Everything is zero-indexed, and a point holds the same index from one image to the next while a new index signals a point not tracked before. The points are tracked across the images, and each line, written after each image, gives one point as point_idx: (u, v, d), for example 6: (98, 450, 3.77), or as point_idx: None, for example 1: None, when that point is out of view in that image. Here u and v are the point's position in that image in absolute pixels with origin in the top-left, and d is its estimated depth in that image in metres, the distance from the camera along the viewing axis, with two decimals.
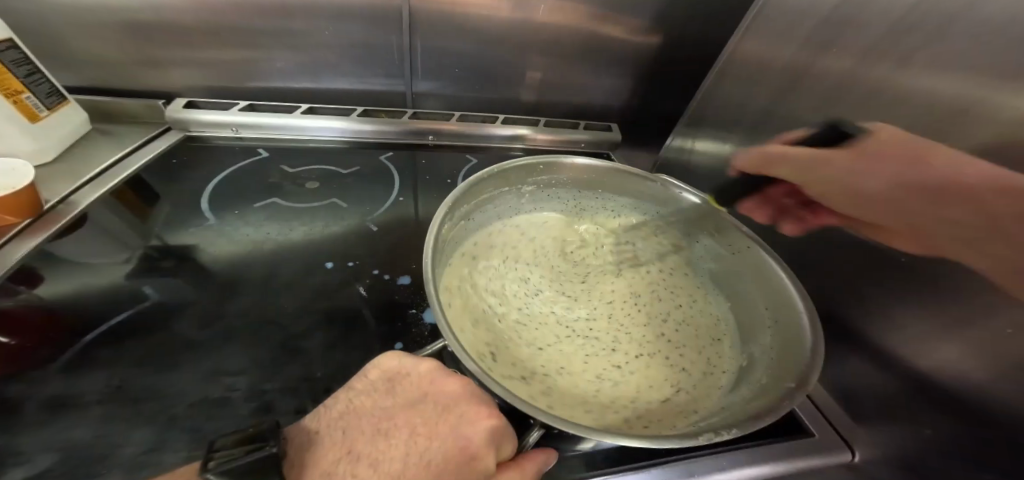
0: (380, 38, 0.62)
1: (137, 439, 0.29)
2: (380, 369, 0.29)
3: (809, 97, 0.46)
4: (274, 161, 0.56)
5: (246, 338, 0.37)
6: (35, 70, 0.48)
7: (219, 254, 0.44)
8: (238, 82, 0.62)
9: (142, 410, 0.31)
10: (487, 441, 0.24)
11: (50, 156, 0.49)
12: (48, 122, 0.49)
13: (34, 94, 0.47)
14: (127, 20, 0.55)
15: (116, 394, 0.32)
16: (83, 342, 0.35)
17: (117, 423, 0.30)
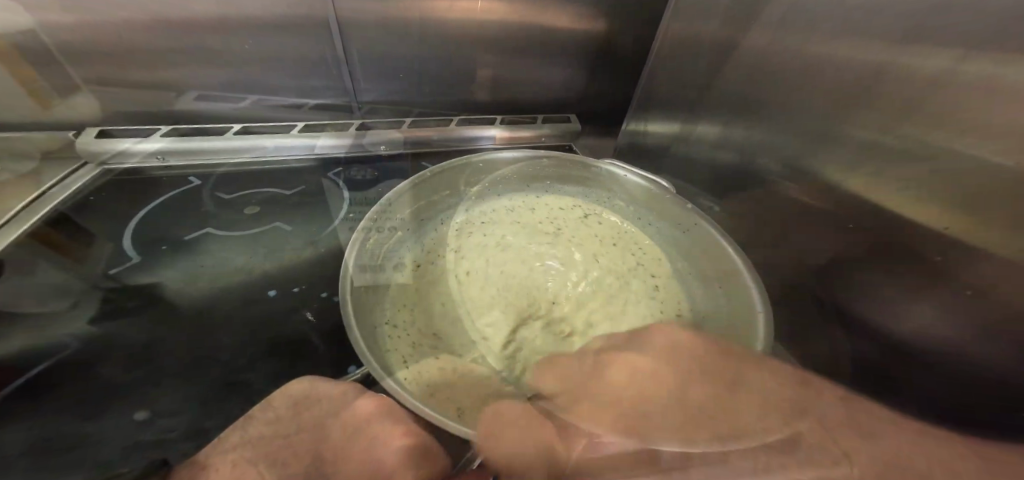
0: (313, 50, 0.60)
1: None
2: (289, 395, 0.32)
3: (740, 73, 0.47)
4: (211, 187, 0.53)
5: (181, 377, 0.34)
6: None
7: (147, 292, 0.41)
8: (165, 107, 0.59)
9: (61, 467, 0.28)
10: (399, 462, 0.24)
11: None
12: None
13: None
14: (28, 54, 0.51)
15: (29, 455, 0.29)
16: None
17: None
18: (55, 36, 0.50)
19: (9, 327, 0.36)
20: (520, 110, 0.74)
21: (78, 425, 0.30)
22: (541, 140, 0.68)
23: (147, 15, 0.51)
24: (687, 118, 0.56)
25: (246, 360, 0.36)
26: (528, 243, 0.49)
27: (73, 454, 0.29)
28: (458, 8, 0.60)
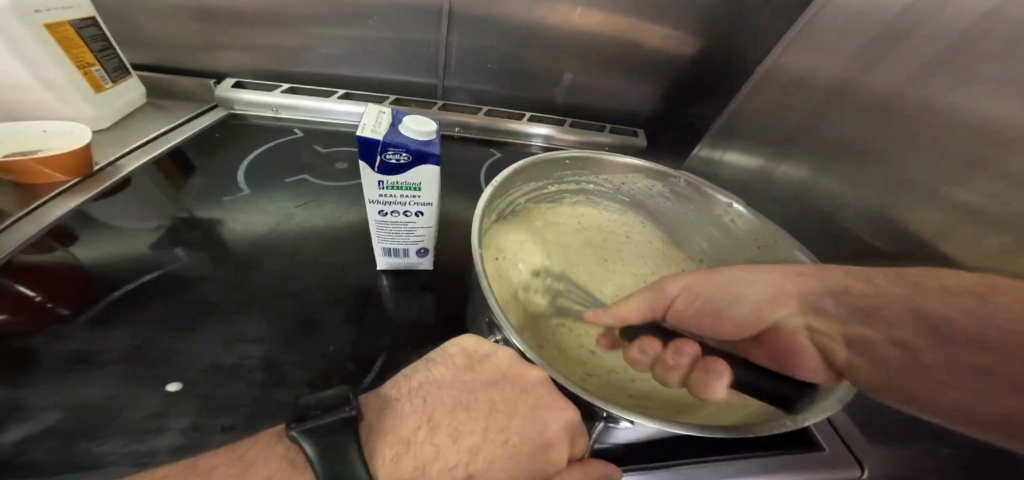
0: (418, 33, 0.64)
1: (144, 402, 0.29)
2: (462, 348, 0.28)
3: (847, 110, 0.45)
4: (309, 141, 0.58)
5: (265, 308, 0.37)
6: (109, 46, 0.51)
7: (247, 224, 0.45)
8: (282, 67, 0.66)
9: (158, 371, 0.31)
10: (565, 433, 0.23)
11: (107, 123, 0.52)
12: (109, 93, 0.52)
13: (103, 67, 0.50)
14: (189, 6, 0.59)
15: (135, 353, 0.32)
16: (107, 302, 0.35)
17: (129, 384, 0.30)
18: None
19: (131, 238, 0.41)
20: (594, 116, 0.74)
21: (174, 334, 0.34)
22: (606, 148, 0.68)
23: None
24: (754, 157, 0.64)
25: (321, 301, 0.38)
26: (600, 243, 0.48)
27: (166, 365, 0.31)
28: (557, 9, 0.62)
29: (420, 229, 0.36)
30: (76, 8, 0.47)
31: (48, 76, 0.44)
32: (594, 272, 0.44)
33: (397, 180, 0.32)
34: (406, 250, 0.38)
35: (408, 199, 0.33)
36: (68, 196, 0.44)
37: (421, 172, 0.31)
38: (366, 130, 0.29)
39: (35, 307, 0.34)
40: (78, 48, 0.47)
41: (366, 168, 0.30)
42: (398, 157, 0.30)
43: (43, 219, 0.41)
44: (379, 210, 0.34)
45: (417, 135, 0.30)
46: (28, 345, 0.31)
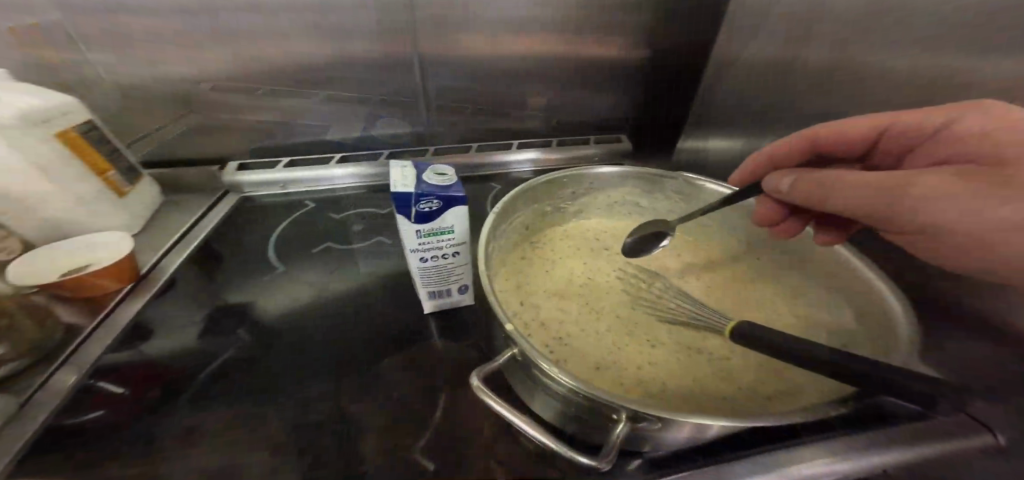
0: (398, 88, 0.72)
1: (247, 473, 0.31)
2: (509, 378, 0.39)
3: None
4: (323, 210, 0.64)
5: (325, 367, 0.40)
6: (115, 148, 0.54)
7: (290, 293, 0.49)
8: (282, 140, 0.72)
9: (249, 440, 0.33)
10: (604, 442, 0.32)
11: (136, 226, 0.55)
12: (130, 195, 0.55)
13: (118, 171, 0.53)
14: (187, 97, 0.65)
15: (226, 427, 0.34)
16: (189, 387, 0.37)
17: (229, 454, 0.32)
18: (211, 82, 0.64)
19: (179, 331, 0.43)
20: (568, 132, 0.83)
21: (253, 405, 0.36)
22: (595, 157, 0.78)
23: (278, 63, 0.65)
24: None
25: (372, 354, 0.41)
26: (600, 255, 0.50)
27: (254, 432, 0.34)
28: (519, 41, 0.70)
29: (457, 267, 0.40)
30: (73, 114, 0.48)
31: (78, 192, 0.48)
32: (602, 280, 0.46)
33: (431, 227, 0.35)
34: (448, 290, 0.43)
35: (442, 242, 0.37)
36: (129, 301, 0.46)
37: (451, 214, 0.35)
38: (398, 187, 0.33)
39: (119, 405, 0.35)
40: (94, 158, 0.49)
41: (404, 222, 0.34)
42: (431, 205, 0.34)
43: (116, 326, 0.43)
44: (419, 257, 0.38)
45: (438, 183, 0.35)
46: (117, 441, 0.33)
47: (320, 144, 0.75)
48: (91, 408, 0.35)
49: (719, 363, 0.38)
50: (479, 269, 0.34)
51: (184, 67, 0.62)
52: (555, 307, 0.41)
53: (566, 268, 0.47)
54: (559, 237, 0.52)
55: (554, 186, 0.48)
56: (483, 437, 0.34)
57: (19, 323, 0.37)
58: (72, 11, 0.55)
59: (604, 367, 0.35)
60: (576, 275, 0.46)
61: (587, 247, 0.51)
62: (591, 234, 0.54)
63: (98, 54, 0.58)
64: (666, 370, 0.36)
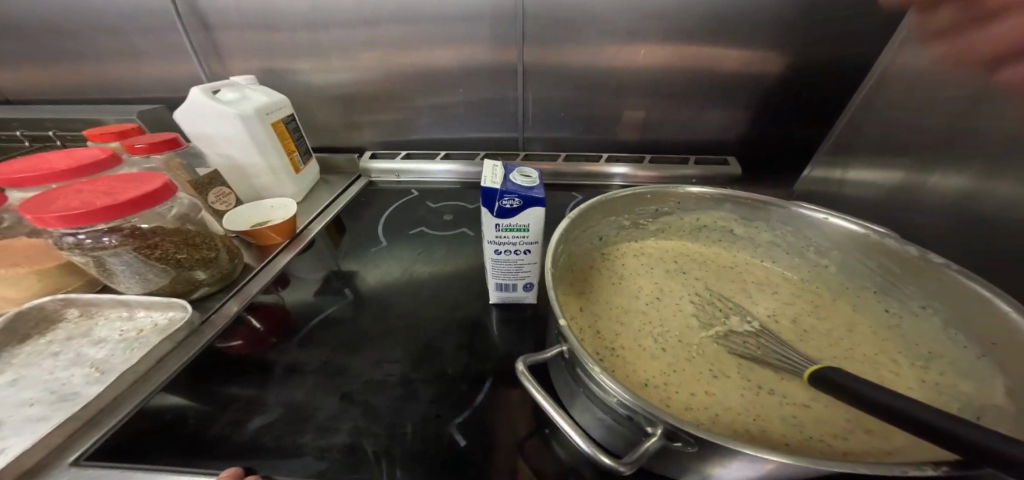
0: (502, 94, 0.78)
1: (327, 408, 0.37)
2: None
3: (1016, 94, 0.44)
4: (423, 200, 0.73)
5: (403, 336, 0.46)
6: (302, 136, 0.70)
7: (388, 266, 0.57)
8: (400, 135, 0.85)
9: (336, 381, 0.40)
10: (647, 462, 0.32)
11: (300, 197, 0.71)
12: (303, 173, 0.71)
13: (298, 153, 0.70)
14: (337, 95, 0.80)
15: (324, 367, 0.41)
16: (307, 330, 0.47)
17: (321, 389, 0.39)
18: (355, 84, 0.78)
19: (304, 285, 0.54)
20: (664, 148, 0.80)
21: (346, 353, 0.43)
22: (692, 180, 0.74)
23: (407, 68, 0.76)
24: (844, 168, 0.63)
25: (439, 332, 0.46)
26: (677, 273, 0.46)
27: (340, 377, 0.40)
28: (622, 53, 0.71)
29: (527, 265, 0.43)
30: (285, 109, 0.66)
31: (272, 164, 0.64)
32: (674, 298, 0.42)
33: (510, 223, 0.39)
34: (515, 285, 0.46)
35: (518, 239, 0.40)
36: (282, 254, 0.59)
37: (531, 213, 0.38)
38: (487, 182, 0.37)
39: (259, 334, 0.46)
40: (287, 141, 0.66)
41: (487, 214, 0.38)
42: (512, 202, 0.37)
43: (271, 270, 0.55)
44: (495, 250, 0.41)
45: (523, 184, 0.38)
46: (255, 357, 0.43)
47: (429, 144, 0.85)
48: (238, 333, 0.45)
49: (801, 406, 0.33)
50: (545, 265, 0.35)
51: (341, 72, 0.77)
52: (615, 316, 0.40)
53: (636, 281, 0.45)
54: (633, 249, 0.50)
55: (638, 199, 0.46)
56: (518, 432, 0.36)
57: (222, 255, 0.50)
58: (271, 30, 0.71)
59: (655, 385, 0.33)
60: (644, 289, 0.44)
61: (664, 263, 0.48)
62: (671, 251, 0.50)
63: (281, 63, 0.75)
64: (731, 401, 0.32)
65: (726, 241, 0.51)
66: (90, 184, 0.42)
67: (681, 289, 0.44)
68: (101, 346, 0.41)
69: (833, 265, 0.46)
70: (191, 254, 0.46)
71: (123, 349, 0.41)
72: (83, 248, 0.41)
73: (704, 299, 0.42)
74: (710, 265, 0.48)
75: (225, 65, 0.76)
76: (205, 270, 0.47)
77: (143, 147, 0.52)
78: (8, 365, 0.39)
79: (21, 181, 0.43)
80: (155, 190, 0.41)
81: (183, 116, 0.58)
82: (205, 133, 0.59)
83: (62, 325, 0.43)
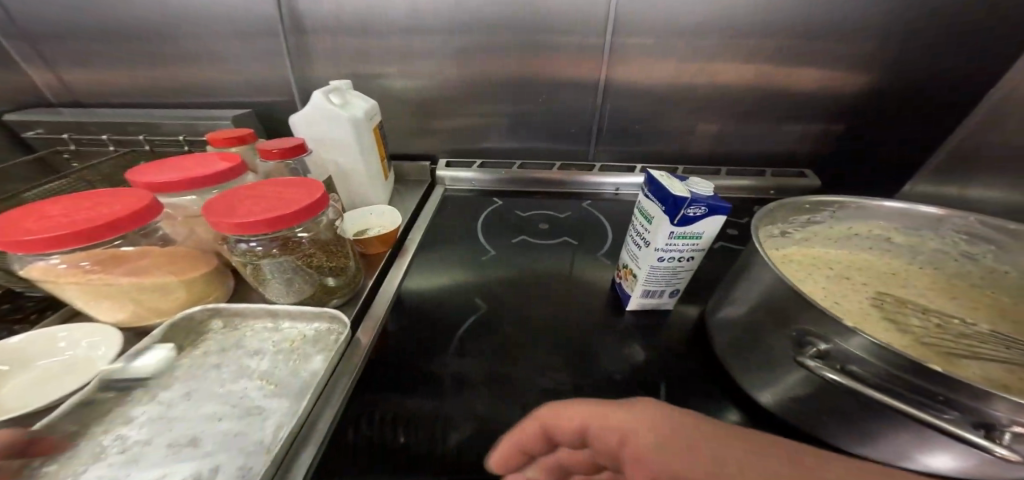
0: (582, 107, 0.80)
1: (513, 418, 0.37)
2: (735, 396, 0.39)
3: None
4: (511, 208, 0.74)
5: (552, 344, 0.45)
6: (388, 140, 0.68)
7: (502, 277, 0.56)
8: (474, 144, 0.85)
9: (509, 392, 0.39)
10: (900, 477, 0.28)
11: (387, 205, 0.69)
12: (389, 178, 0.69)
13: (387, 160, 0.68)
14: (416, 103, 0.80)
15: (489, 377, 0.41)
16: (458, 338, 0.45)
17: (498, 400, 0.39)
18: (436, 92, 0.79)
19: (430, 294, 0.53)
20: (737, 160, 0.83)
21: (506, 362, 0.43)
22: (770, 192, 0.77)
23: (492, 77, 0.77)
24: (963, 183, 0.74)
25: (587, 337, 0.46)
26: (846, 280, 0.45)
27: (511, 386, 0.40)
28: (709, 68, 0.73)
29: (683, 272, 0.43)
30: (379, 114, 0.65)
31: (372, 171, 0.62)
32: (863, 305, 0.41)
33: (686, 231, 0.39)
34: (661, 292, 0.46)
35: (687, 247, 0.40)
36: (399, 261, 0.57)
37: (710, 221, 0.38)
38: (673, 190, 0.37)
39: (408, 344, 0.45)
40: (382, 147, 0.64)
41: (665, 221, 0.38)
42: (697, 210, 0.37)
43: (393, 278, 0.54)
44: (659, 257, 0.41)
45: (705, 192, 0.38)
46: (414, 369, 0.42)
47: (503, 152, 0.86)
48: (385, 345, 0.44)
49: None
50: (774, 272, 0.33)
51: (424, 80, 0.77)
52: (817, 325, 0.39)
53: (813, 288, 0.44)
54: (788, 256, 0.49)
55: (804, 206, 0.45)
56: None
57: (351, 263, 0.48)
58: (360, 37, 0.72)
59: None
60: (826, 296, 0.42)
61: (826, 270, 0.47)
62: (825, 258, 0.49)
63: (367, 69, 0.76)
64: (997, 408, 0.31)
65: (877, 249, 0.50)
66: (258, 191, 0.42)
67: (862, 296, 0.43)
68: (261, 357, 0.39)
69: (1016, 274, 0.45)
70: (327, 261, 0.44)
71: (285, 360, 0.39)
72: (254, 254, 0.41)
73: (894, 305, 0.41)
74: (871, 272, 0.48)
75: (310, 71, 0.76)
76: (337, 278, 0.45)
77: (276, 152, 0.51)
78: (172, 377, 0.37)
79: (164, 185, 0.43)
80: (317, 198, 0.39)
81: (299, 122, 0.57)
82: (320, 139, 0.58)
83: (211, 337, 0.41)
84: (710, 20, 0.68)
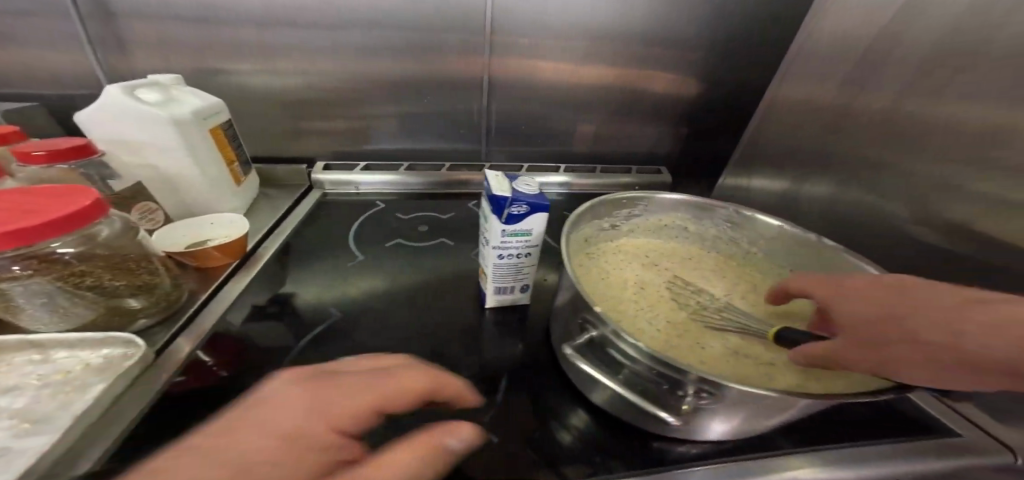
0: (467, 108, 0.81)
1: None
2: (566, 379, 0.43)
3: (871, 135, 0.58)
4: (393, 210, 0.73)
5: (404, 347, 0.45)
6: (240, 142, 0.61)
7: (368, 285, 0.55)
8: (357, 146, 0.82)
9: None
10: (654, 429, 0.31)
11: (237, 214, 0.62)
12: (243, 186, 0.61)
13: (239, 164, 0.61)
14: (286, 101, 0.75)
15: None
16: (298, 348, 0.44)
17: None
18: (308, 90, 0.74)
19: (281, 306, 0.50)
20: (612, 159, 0.90)
21: None
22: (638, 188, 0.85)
23: (370, 77, 0.75)
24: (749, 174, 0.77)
25: (442, 336, 0.48)
26: (654, 269, 0.53)
27: None
28: (578, 73, 0.79)
29: (526, 267, 0.47)
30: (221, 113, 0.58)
31: (212, 177, 0.55)
32: (658, 290, 0.49)
33: (513, 229, 0.42)
34: (512, 287, 0.49)
35: (520, 243, 0.44)
36: (242, 271, 0.53)
37: (534, 219, 0.41)
38: (496, 190, 0.40)
39: (239, 360, 0.42)
40: (225, 150, 0.57)
41: (495, 220, 0.41)
42: (519, 209, 0.41)
43: (234, 291, 0.50)
44: (498, 254, 0.44)
45: (529, 191, 0.41)
46: (241, 385, 0.39)
47: (389, 154, 0.84)
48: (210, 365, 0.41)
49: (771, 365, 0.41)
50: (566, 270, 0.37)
51: (291, 77, 0.73)
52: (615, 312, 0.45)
53: (624, 277, 0.51)
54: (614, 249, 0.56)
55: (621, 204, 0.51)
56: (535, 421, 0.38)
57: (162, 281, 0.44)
58: (210, 27, 0.66)
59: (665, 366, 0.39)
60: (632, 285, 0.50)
61: (640, 259, 0.55)
62: (644, 248, 0.57)
63: (226, 62, 0.69)
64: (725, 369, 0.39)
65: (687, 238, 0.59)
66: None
67: (661, 283, 0.51)
68: (14, 395, 0.33)
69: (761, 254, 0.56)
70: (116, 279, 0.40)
71: (50, 395, 0.33)
72: None
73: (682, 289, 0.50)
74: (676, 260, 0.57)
75: (155, 62, 0.67)
76: (139, 297, 0.41)
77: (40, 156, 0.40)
78: None
79: None
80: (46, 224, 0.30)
81: (93, 121, 0.49)
82: (123, 140, 0.50)
83: None
84: (572, 29, 0.74)
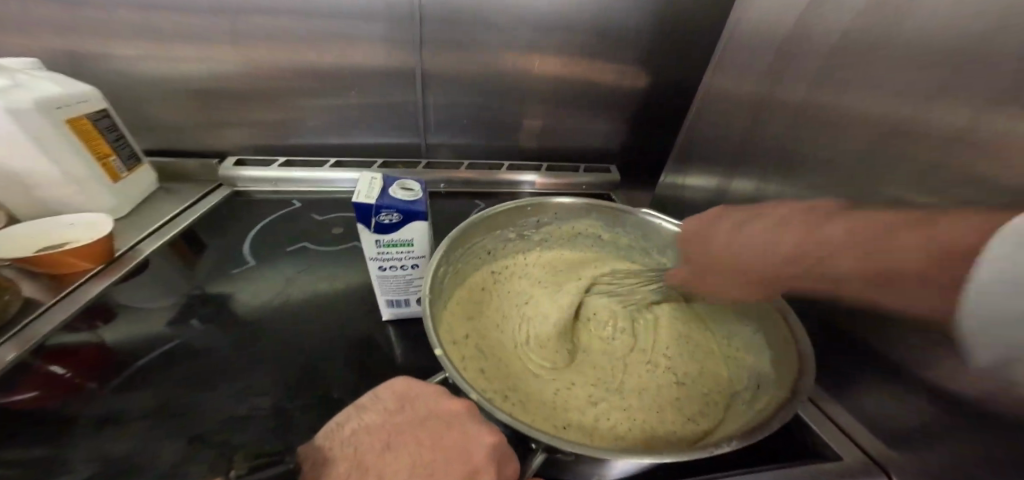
0: (401, 99, 0.75)
1: (168, 453, 0.33)
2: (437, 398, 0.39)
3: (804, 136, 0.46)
4: (310, 210, 0.67)
5: (271, 365, 0.41)
6: (121, 136, 0.57)
7: (256, 294, 0.50)
8: (281, 139, 0.76)
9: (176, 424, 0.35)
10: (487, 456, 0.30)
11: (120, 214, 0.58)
12: (124, 180, 0.58)
13: (118, 157, 0.56)
14: (195, 90, 0.69)
15: (161, 410, 0.36)
16: (138, 366, 0.40)
17: (159, 434, 0.34)
18: (218, 79, 0.68)
19: (145, 318, 0.45)
20: (562, 156, 0.86)
21: (199, 390, 0.38)
22: (583, 187, 0.80)
23: (289, 64, 0.69)
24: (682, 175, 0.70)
25: (322, 350, 0.43)
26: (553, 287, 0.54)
27: (184, 419, 0.36)
28: (517, 62, 0.74)
29: (417, 280, 0.42)
30: (91, 103, 0.53)
31: (75, 173, 0.51)
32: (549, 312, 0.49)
33: (392, 238, 0.37)
34: (406, 300, 0.44)
35: (403, 254, 0.39)
36: (99, 279, 0.48)
37: (412, 228, 0.37)
38: (360, 197, 0.35)
39: (67, 381, 0.38)
40: (98, 143, 0.53)
41: (363, 229, 0.36)
42: (390, 216, 0.35)
43: (76, 303, 0.45)
44: (379, 265, 0.39)
45: (403, 197, 0.37)
46: (59, 413, 0.35)
47: (317, 148, 0.78)
48: (30, 386, 0.37)
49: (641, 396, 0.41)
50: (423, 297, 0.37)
51: (198, 64, 0.67)
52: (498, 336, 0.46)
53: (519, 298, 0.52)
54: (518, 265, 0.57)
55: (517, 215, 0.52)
56: None
57: None
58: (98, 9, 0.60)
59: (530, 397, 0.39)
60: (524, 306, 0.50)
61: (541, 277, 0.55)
62: (550, 264, 0.57)
63: (128, 47, 0.64)
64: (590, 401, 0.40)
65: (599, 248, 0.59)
66: None
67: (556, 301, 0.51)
68: None
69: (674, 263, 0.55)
70: None
71: None
72: None
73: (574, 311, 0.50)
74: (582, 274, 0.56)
75: (48, 47, 0.62)
76: None
77: None
78: None
79: None
80: None
81: None
82: None
83: None
84: (506, 16, 0.68)
